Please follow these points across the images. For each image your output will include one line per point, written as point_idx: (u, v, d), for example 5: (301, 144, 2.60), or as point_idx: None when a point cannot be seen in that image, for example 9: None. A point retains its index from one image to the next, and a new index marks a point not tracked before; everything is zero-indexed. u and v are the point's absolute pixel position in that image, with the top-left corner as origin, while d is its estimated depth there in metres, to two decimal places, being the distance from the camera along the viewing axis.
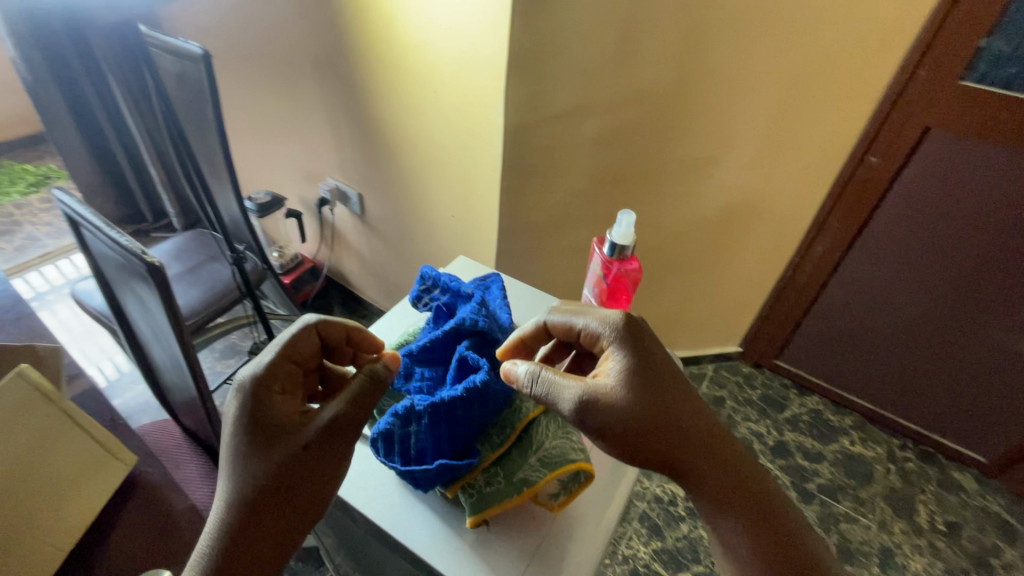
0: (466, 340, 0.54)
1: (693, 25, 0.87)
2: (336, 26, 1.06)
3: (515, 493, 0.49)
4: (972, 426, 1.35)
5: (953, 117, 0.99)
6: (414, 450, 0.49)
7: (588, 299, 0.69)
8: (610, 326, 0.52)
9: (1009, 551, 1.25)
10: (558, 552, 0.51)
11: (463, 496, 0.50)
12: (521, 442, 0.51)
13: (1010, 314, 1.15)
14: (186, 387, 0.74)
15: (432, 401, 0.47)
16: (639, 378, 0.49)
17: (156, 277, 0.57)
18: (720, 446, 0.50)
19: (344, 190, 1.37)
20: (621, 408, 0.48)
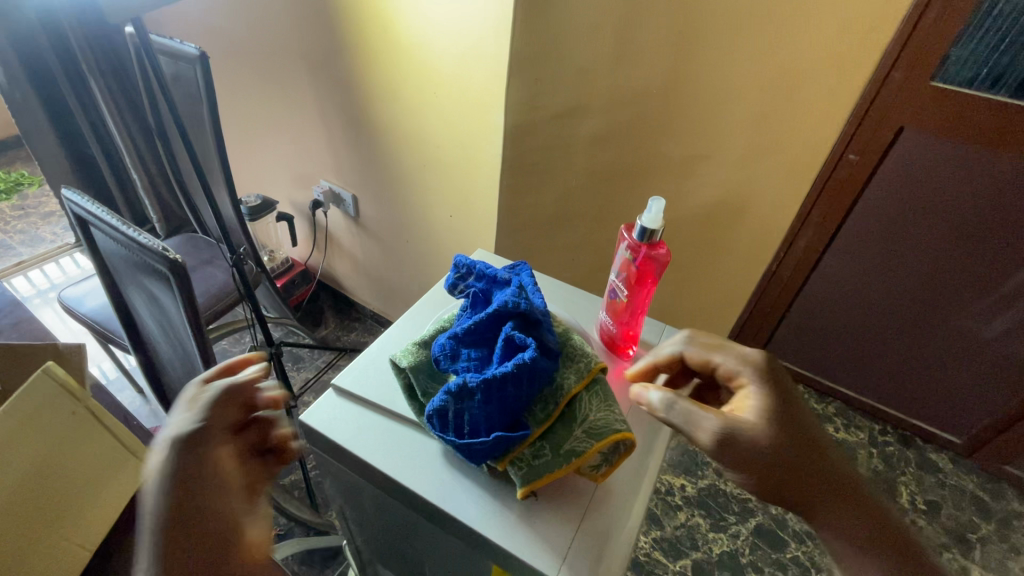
0: (509, 321, 0.53)
1: (685, 29, 0.91)
2: (334, 29, 1.07)
3: (563, 464, 0.50)
4: (947, 409, 1.42)
5: (924, 116, 1.05)
6: (467, 425, 0.51)
7: (613, 286, 0.63)
8: (750, 364, 0.54)
9: (985, 526, 1.31)
10: (604, 523, 0.52)
11: (512, 469, 0.51)
12: (566, 416, 0.52)
13: (980, 301, 1.22)
14: (198, 386, 0.73)
15: (484, 377, 0.49)
16: (777, 418, 0.50)
17: (177, 273, 0.57)
18: (852, 487, 0.49)
19: (338, 193, 1.37)
20: (759, 443, 0.48)
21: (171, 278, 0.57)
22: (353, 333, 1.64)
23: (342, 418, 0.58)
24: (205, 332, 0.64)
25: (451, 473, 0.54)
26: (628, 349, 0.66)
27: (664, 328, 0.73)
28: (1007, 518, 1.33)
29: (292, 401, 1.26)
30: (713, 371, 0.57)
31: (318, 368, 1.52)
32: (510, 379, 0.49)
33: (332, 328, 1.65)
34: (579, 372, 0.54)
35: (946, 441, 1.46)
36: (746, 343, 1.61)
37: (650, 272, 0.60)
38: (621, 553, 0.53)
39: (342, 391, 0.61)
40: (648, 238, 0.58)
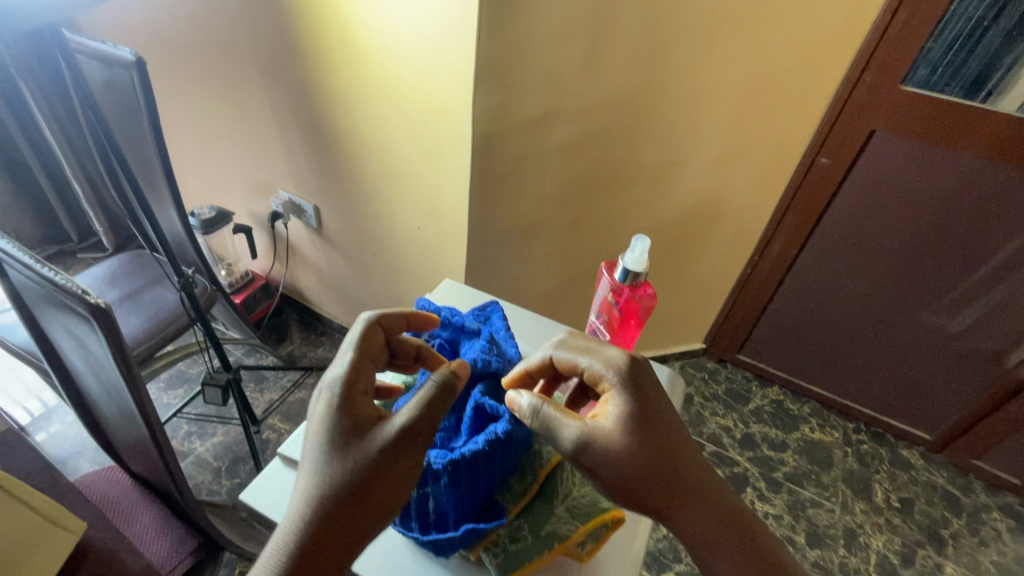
0: (479, 383, 0.52)
1: (657, 32, 0.87)
2: (285, 29, 0.99)
3: (545, 548, 0.47)
4: (917, 405, 1.44)
5: (894, 120, 1.04)
6: (434, 514, 0.49)
7: (596, 324, 0.65)
8: (614, 368, 0.51)
9: (956, 521, 1.34)
10: None
11: (487, 557, 0.48)
12: (545, 492, 0.50)
13: (949, 301, 1.23)
14: (138, 431, 0.66)
15: (451, 460, 0.45)
16: (635, 422, 0.48)
17: (101, 318, 0.50)
18: (710, 486, 0.49)
19: (298, 204, 1.30)
20: (616, 450, 0.47)
21: (94, 322, 0.50)
22: (320, 348, 1.57)
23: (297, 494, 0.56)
24: (140, 375, 0.57)
25: (416, 556, 0.52)
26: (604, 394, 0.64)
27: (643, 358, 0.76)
28: (976, 512, 1.36)
29: (254, 427, 1.19)
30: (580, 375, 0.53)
31: (283, 389, 1.44)
32: (479, 459, 0.46)
33: (298, 344, 1.57)
34: None
35: (918, 437, 1.48)
36: (723, 345, 1.60)
37: (633, 313, 0.60)
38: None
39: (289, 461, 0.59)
40: (631, 280, 0.58)
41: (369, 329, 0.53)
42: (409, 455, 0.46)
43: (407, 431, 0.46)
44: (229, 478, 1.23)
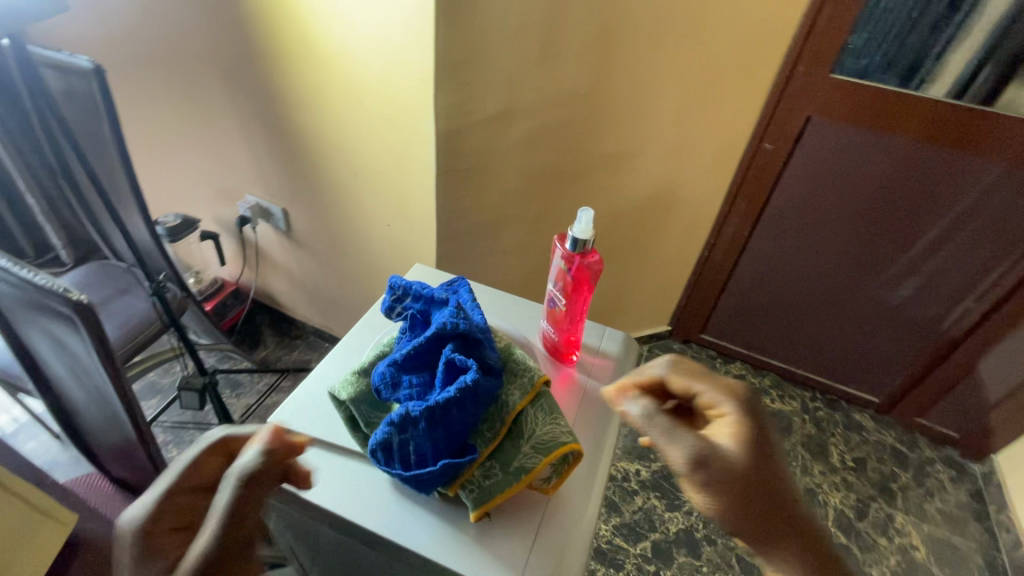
0: (449, 343, 0.53)
1: (606, 30, 0.93)
2: (246, 36, 1.01)
3: (514, 481, 0.50)
4: (866, 371, 1.54)
5: (827, 105, 1.13)
6: (413, 455, 0.50)
7: (551, 298, 0.64)
8: (733, 396, 0.49)
9: (905, 475, 1.45)
10: (554, 537, 0.52)
11: (463, 492, 0.51)
12: (512, 433, 0.53)
13: (886, 271, 1.34)
14: (120, 427, 0.67)
15: (426, 405, 0.48)
16: (752, 451, 0.46)
17: (84, 315, 0.52)
18: (800, 523, 0.49)
19: (266, 207, 1.31)
20: (732, 475, 0.46)
21: (78, 320, 0.52)
22: (295, 352, 1.57)
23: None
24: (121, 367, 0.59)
25: (400, 500, 0.53)
26: (571, 355, 0.66)
27: (605, 329, 0.73)
28: (922, 465, 1.47)
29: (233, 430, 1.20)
30: (691, 398, 0.52)
31: (259, 393, 1.44)
32: (452, 402, 0.49)
33: (272, 349, 1.57)
34: (523, 387, 0.54)
35: (868, 401, 1.59)
36: (686, 326, 1.68)
37: (587, 279, 0.61)
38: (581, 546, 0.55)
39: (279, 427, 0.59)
40: (580, 248, 0.59)
41: (203, 455, 0.48)
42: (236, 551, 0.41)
43: (233, 515, 0.42)
44: None
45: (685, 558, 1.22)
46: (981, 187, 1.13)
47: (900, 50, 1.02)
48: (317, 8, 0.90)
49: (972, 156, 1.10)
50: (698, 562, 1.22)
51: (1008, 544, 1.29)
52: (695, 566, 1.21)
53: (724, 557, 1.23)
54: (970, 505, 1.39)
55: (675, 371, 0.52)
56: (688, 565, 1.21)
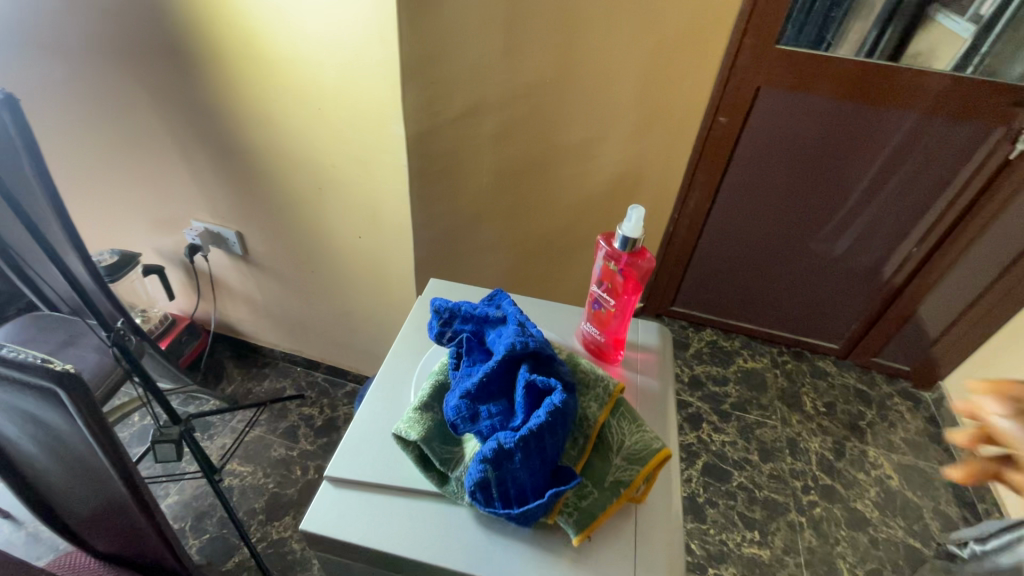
0: (523, 364, 0.52)
1: (567, 18, 0.92)
2: (176, 47, 0.92)
3: (614, 496, 0.50)
4: (824, 322, 1.65)
5: (775, 76, 1.18)
6: (513, 489, 0.48)
7: (597, 298, 0.64)
8: None
9: (870, 412, 1.57)
10: (638, 539, 0.51)
11: (563, 518, 0.49)
12: (599, 447, 0.53)
13: (836, 227, 1.42)
14: (114, 499, 0.60)
15: (520, 435, 0.46)
16: None
17: (70, 384, 0.46)
18: None
19: (217, 232, 1.21)
20: None
21: (61, 392, 0.46)
22: (266, 381, 1.48)
23: (360, 511, 0.52)
24: (116, 436, 0.53)
25: (490, 535, 0.51)
26: (617, 354, 0.65)
27: (637, 320, 0.73)
28: (883, 400, 1.60)
29: (218, 476, 1.12)
30: None
31: (236, 431, 1.36)
32: (548, 425, 0.47)
33: (239, 381, 1.47)
34: (600, 399, 0.54)
35: (828, 348, 1.70)
36: (657, 301, 1.73)
37: (635, 279, 0.60)
38: (677, 553, 0.52)
39: (339, 482, 0.53)
40: (630, 247, 0.58)
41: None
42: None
43: None
44: (196, 535, 1.14)
45: (693, 524, 1.27)
46: (912, 141, 1.23)
47: (810, 17, 1.10)
48: (257, 12, 0.83)
49: (903, 113, 1.19)
50: (705, 525, 1.27)
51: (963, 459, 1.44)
52: (702, 529, 1.27)
53: (727, 516, 1.29)
54: (928, 430, 1.53)
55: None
56: (697, 530, 1.26)
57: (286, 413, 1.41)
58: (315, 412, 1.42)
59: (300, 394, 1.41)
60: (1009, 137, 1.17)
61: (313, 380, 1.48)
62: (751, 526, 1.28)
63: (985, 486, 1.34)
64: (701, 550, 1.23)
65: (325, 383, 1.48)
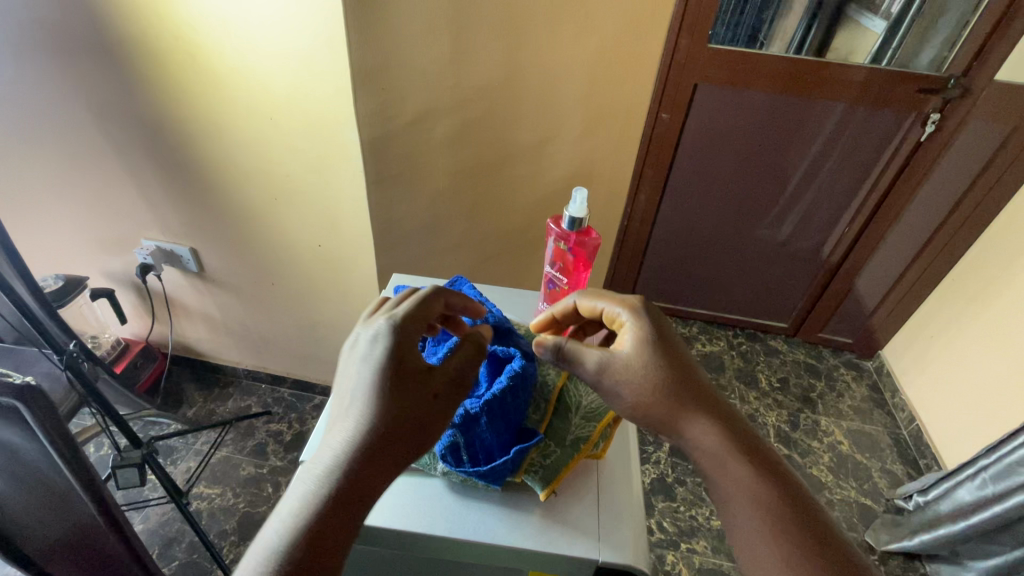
0: (484, 338, 0.57)
1: (511, 24, 0.95)
2: (120, 62, 0.91)
3: (575, 451, 0.54)
4: (773, 303, 1.74)
5: (710, 74, 1.25)
6: (482, 452, 0.52)
7: (550, 278, 0.68)
8: (628, 307, 0.54)
9: (820, 384, 1.67)
10: (603, 499, 0.54)
11: (530, 476, 0.53)
12: (560, 409, 0.58)
13: (777, 212, 1.52)
14: (78, 518, 0.61)
15: (484, 400, 0.51)
16: (652, 347, 0.52)
17: (32, 396, 0.50)
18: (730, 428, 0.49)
19: (170, 250, 1.18)
20: (635, 370, 0.51)
21: (22, 405, 0.50)
22: (229, 401, 1.44)
23: None
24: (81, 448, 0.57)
25: (464, 503, 0.53)
26: None
27: None
28: (830, 372, 1.71)
29: (185, 499, 1.09)
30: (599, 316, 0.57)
31: (201, 454, 1.33)
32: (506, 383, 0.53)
33: (201, 404, 1.43)
34: (557, 367, 0.60)
35: (779, 328, 1.79)
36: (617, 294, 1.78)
37: (584, 257, 0.66)
38: (638, 508, 0.56)
39: None
40: (577, 227, 0.64)
41: (427, 301, 0.53)
42: (420, 405, 0.47)
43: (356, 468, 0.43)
44: (164, 562, 1.10)
45: (664, 503, 1.32)
46: (836, 128, 1.33)
47: (744, 17, 1.18)
48: (202, 24, 0.83)
49: (827, 103, 1.29)
50: (675, 503, 1.33)
51: (904, 420, 1.55)
52: (673, 507, 1.32)
53: (696, 493, 1.35)
54: (872, 396, 1.64)
55: (590, 291, 0.58)
56: (668, 508, 1.31)
57: (253, 431, 1.38)
58: (283, 428, 1.39)
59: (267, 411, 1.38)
60: (919, 122, 1.29)
61: (280, 396, 1.45)
62: None
63: (925, 443, 1.45)
64: (673, 527, 1.28)
65: (292, 398, 1.45)
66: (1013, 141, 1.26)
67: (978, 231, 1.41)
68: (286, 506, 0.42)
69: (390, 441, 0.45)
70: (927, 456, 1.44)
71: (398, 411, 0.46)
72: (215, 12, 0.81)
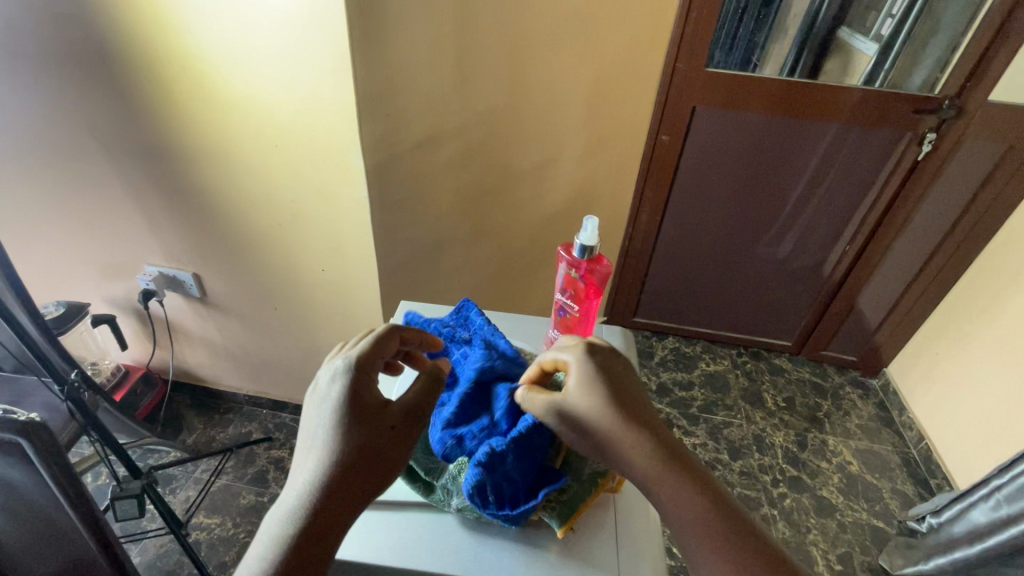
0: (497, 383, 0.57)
1: (512, 51, 0.97)
2: (127, 91, 0.92)
3: (593, 487, 0.53)
4: (777, 321, 1.74)
5: (707, 96, 1.27)
6: (507, 491, 0.51)
7: (562, 306, 0.68)
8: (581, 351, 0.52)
9: (826, 403, 1.65)
10: (620, 532, 0.54)
11: (547, 513, 0.52)
12: (576, 444, 0.56)
13: (777, 231, 1.52)
14: (76, 555, 0.60)
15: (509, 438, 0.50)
16: (601, 388, 0.49)
17: (38, 434, 0.51)
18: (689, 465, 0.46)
19: (173, 276, 1.18)
20: (583, 412, 0.49)
21: (26, 441, 0.51)
22: (230, 428, 1.42)
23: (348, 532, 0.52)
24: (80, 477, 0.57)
25: (478, 541, 0.52)
26: None
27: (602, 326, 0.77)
28: (836, 391, 1.69)
29: (184, 530, 1.07)
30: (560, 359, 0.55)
31: (201, 482, 1.30)
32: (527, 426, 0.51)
33: (201, 430, 1.41)
34: None
35: (783, 346, 1.79)
36: (619, 313, 1.77)
37: (595, 284, 0.66)
38: (654, 541, 0.55)
39: None
40: (588, 254, 0.64)
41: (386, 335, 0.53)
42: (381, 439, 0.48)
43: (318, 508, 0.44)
44: None
45: (673, 528, 1.30)
46: (835, 148, 1.35)
47: (737, 41, 1.20)
48: (209, 54, 0.84)
49: (825, 123, 1.30)
50: None
51: (913, 439, 1.53)
52: None
53: None
54: (879, 415, 1.63)
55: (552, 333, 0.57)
56: (677, 534, 1.29)
57: (254, 458, 1.36)
58: (283, 454, 1.37)
59: (267, 437, 1.36)
60: (916, 141, 1.30)
61: (281, 422, 1.43)
62: None
63: (935, 462, 1.43)
64: (683, 553, 1.25)
65: (293, 423, 1.44)
66: (1009, 159, 1.27)
67: (979, 248, 1.41)
68: (252, 555, 0.42)
69: (353, 477, 0.46)
70: (938, 476, 1.42)
71: (359, 447, 0.47)
72: (222, 42, 0.83)
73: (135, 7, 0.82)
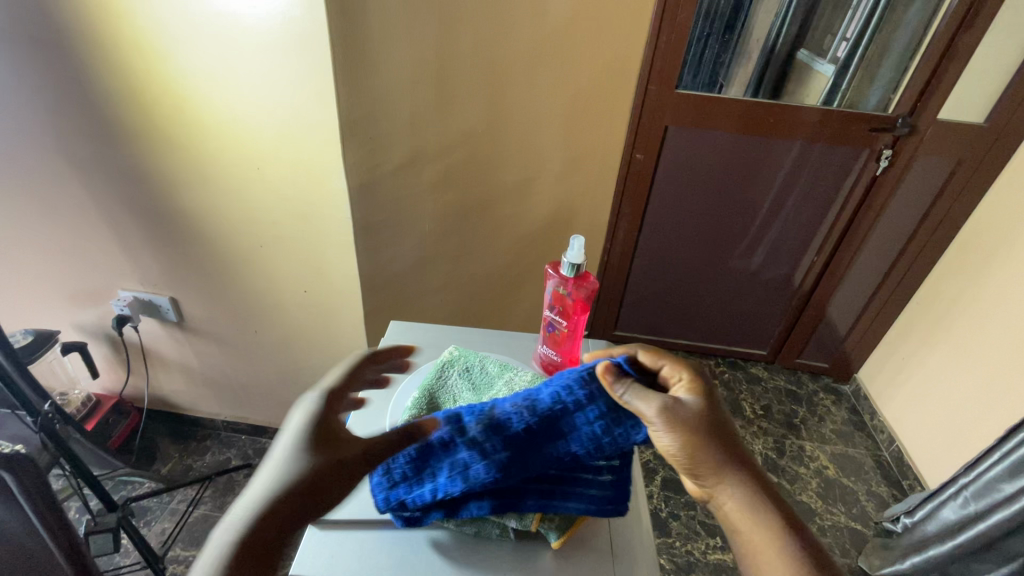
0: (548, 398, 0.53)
1: (492, 76, 0.99)
2: (105, 116, 0.91)
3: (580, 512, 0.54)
4: (751, 329, 1.78)
5: (679, 117, 1.32)
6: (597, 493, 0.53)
7: (549, 326, 0.69)
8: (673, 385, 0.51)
9: (802, 410, 1.70)
10: (613, 542, 0.55)
11: (545, 525, 0.53)
12: None
13: (747, 245, 1.58)
14: None
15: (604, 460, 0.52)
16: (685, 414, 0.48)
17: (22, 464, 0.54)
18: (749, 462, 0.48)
19: (148, 301, 1.16)
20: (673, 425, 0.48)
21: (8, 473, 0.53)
22: (208, 455, 1.39)
23: (347, 553, 0.51)
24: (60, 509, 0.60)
25: (478, 553, 0.53)
26: None
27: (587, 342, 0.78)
28: (811, 398, 1.74)
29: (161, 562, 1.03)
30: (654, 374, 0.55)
31: (177, 513, 1.27)
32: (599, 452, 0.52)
33: (177, 460, 1.37)
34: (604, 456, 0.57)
35: (759, 355, 1.83)
36: (600, 327, 1.79)
37: (583, 301, 0.68)
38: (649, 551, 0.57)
39: (325, 524, 0.53)
40: (576, 271, 0.66)
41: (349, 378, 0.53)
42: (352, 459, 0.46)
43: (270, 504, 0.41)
44: None
45: (660, 541, 1.30)
46: (800, 164, 1.41)
47: (702, 63, 1.25)
48: (190, 78, 0.85)
49: (789, 140, 1.37)
50: (671, 538, 1.31)
51: (885, 442, 1.58)
52: (669, 543, 1.30)
53: (690, 526, 1.34)
54: (852, 419, 1.68)
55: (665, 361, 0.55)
56: (664, 545, 1.30)
57: (233, 485, 1.34)
58: None
59: (248, 464, 1.34)
60: (874, 157, 1.37)
61: (261, 447, 1.41)
62: (712, 533, 1.33)
63: (906, 464, 1.48)
64: (671, 564, 1.26)
65: None
66: (958, 173, 1.35)
67: (937, 257, 1.48)
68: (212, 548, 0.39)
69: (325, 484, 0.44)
70: (910, 477, 1.46)
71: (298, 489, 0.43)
72: (204, 67, 0.83)
73: (118, 33, 0.82)
